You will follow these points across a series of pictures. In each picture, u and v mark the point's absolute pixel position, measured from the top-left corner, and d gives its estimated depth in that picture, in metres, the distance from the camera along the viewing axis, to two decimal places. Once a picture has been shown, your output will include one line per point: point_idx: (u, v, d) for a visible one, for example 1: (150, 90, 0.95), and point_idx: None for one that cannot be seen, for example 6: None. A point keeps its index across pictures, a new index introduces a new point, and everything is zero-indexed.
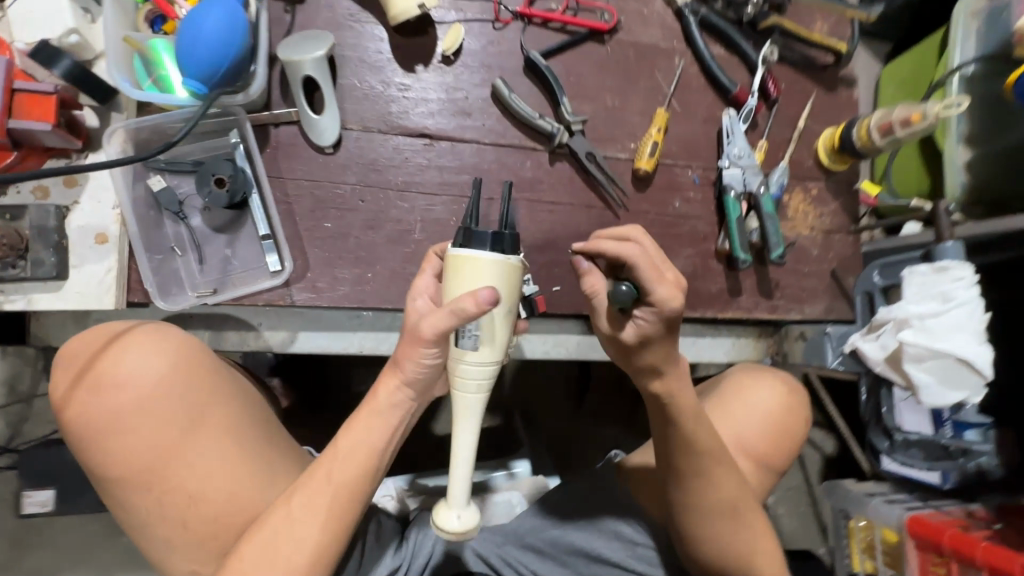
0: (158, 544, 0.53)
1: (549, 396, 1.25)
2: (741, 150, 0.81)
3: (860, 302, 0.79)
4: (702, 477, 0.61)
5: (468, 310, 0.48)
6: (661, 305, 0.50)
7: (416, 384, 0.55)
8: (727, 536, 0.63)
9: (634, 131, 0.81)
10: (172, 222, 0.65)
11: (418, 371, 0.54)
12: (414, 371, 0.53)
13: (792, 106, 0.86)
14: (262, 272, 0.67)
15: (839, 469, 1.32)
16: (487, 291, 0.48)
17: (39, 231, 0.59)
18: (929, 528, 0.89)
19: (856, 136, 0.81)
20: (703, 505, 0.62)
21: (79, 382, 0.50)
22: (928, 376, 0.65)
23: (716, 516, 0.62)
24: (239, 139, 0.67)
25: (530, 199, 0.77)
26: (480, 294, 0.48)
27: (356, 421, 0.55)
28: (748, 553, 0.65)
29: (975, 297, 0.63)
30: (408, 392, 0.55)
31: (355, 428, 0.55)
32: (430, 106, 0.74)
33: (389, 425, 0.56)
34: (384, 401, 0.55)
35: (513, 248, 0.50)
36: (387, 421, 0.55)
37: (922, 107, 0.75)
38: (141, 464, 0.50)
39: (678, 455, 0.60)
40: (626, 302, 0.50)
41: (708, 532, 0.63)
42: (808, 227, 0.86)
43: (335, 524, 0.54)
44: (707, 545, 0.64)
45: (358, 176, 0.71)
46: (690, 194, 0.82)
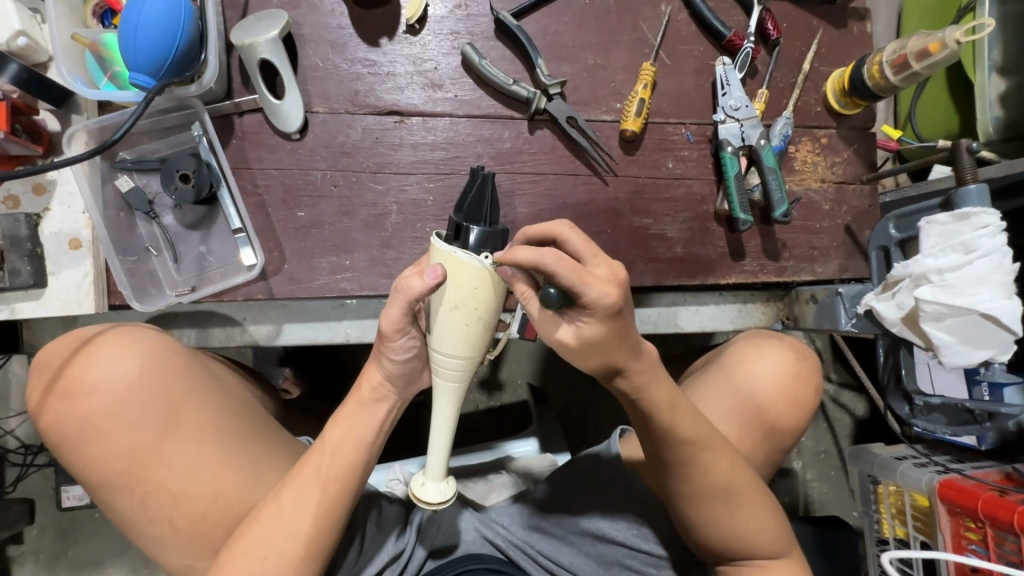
0: (152, 543, 0.53)
1: (561, 373, 1.22)
2: (737, 100, 0.74)
3: (875, 258, 0.72)
4: (701, 454, 0.57)
5: (414, 290, 0.47)
6: (598, 309, 0.45)
7: (397, 377, 0.54)
8: (730, 512, 0.60)
9: (619, 90, 0.75)
10: (144, 223, 0.64)
11: (398, 368, 0.53)
12: (391, 365, 0.52)
13: (795, 46, 0.79)
14: (238, 266, 0.66)
15: (870, 432, 1.26)
16: (434, 268, 0.47)
17: (12, 240, 0.59)
18: (962, 491, 0.83)
19: (867, 75, 0.73)
20: (703, 482, 0.58)
21: (54, 390, 0.51)
22: (950, 335, 0.59)
23: (718, 493, 0.59)
24: (201, 132, 0.65)
25: (511, 171, 0.72)
26: (426, 274, 0.47)
27: (341, 414, 0.54)
28: (752, 531, 0.61)
29: (999, 246, 0.57)
30: (393, 386, 0.54)
31: (341, 422, 0.54)
32: (398, 81, 0.70)
33: (374, 415, 0.54)
34: (369, 391, 0.54)
35: (476, 246, 0.48)
36: (374, 412, 0.54)
37: (940, 34, 0.68)
38: (121, 466, 0.51)
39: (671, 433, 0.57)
40: (558, 305, 0.46)
41: (711, 511, 0.60)
42: (818, 180, 0.79)
43: (327, 517, 0.52)
44: (710, 523, 0.61)
45: (328, 160, 0.68)
46: (684, 153, 0.76)
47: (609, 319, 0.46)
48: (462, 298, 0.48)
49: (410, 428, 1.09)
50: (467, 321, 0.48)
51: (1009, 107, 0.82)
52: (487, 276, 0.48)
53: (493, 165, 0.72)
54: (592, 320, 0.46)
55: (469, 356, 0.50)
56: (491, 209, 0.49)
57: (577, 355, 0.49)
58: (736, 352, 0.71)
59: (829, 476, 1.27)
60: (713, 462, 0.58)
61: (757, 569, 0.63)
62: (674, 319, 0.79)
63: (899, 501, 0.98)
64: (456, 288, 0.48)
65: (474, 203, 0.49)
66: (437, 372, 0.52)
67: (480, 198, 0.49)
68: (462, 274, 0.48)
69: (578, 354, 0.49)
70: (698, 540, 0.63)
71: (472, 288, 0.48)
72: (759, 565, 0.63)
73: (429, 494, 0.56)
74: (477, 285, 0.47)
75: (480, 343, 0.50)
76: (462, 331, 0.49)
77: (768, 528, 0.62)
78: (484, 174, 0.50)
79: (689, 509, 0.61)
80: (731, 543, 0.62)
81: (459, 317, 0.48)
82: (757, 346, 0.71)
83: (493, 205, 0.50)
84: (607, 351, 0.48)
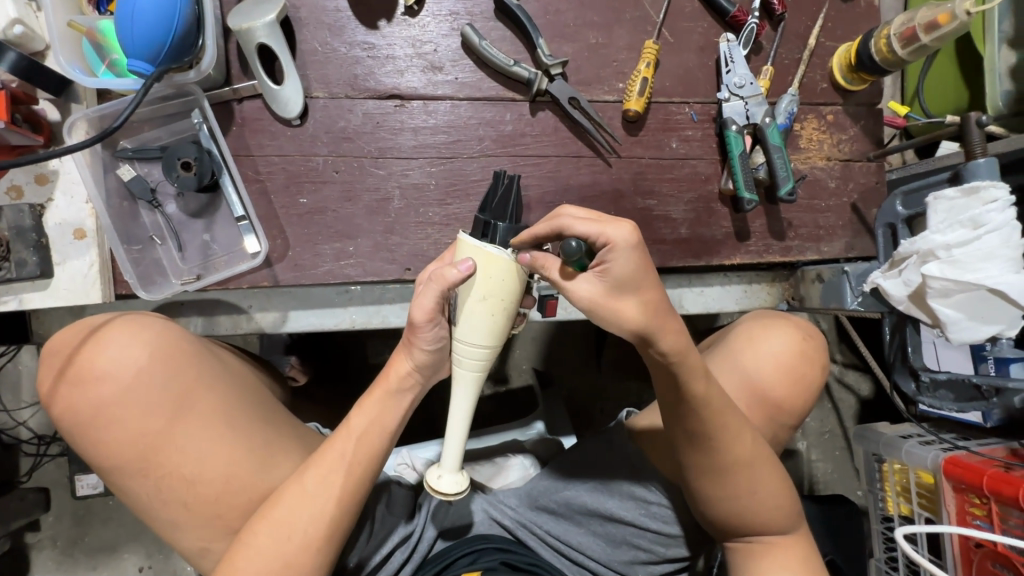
0: (166, 526, 0.54)
1: (565, 356, 1.22)
2: (742, 78, 0.73)
3: (882, 236, 0.72)
4: (709, 432, 0.58)
5: (448, 279, 0.50)
6: (619, 251, 0.47)
7: (428, 364, 0.56)
8: (741, 490, 0.61)
9: (621, 69, 0.74)
10: (147, 212, 0.64)
11: (428, 357, 0.55)
12: (421, 353, 0.55)
13: (801, 21, 0.77)
14: (242, 254, 0.66)
15: (874, 411, 1.27)
16: (467, 262, 0.50)
17: (17, 230, 0.59)
18: (967, 467, 0.84)
19: (874, 50, 0.72)
20: (710, 460, 0.59)
21: (63, 378, 0.51)
22: (956, 312, 0.59)
23: (726, 471, 0.60)
24: (202, 120, 0.65)
25: (513, 154, 0.72)
26: (460, 265, 0.50)
27: (367, 400, 0.56)
28: (769, 506, 0.62)
29: (1010, 221, 0.56)
30: (420, 375, 0.56)
31: (366, 408, 0.55)
32: (397, 64, 0.70)
33: (399, 404, 0.56)
34: (396, 380, 0.56)
35: (502, 241, 0.51)
36: (400, 399, 0.56)
37: (949, 5, 0.67)
38: (134, 451, 0.51)
39: (678, 412, 0.57)
40: (580, 254, 0.48)
41: (718, 488, 0.61)
42: (824, 158, 0.78)
43: (348, 500, 0.53)
44: (720, 502, 0.62)
45: (330, 146, 0.68)
46: (688, 133, 0.75)
47: (634, 263, 0.48)
48: (491, 290, 0.50)
49: (417, 414, 1.10)
50: (494, 310, 0.51)
51: (1019, 80, 0.81)
52: (514, 268, 0.51)
53: (495, 148, 0.71)
54: (618, 258, 0.47)
55: (492, 346, 0.53)
56: (515, 210, 0.52)
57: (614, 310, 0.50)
58: (744, 332, 0.71)
59: (833, 455, 1.28)
60: (721, 441, 0.58)
61: (768, 545, 0.64)
62: (679, 301, 0.79)
63: (904, 479, 0.99)
64: (488, 279, 0.50)
65: (499, 205, 0.53)
66: (458, 363, 0.53)
67: (506, 198, 0.53)
68: (498, 267, 0.50)
69: (614, 308, 0.49)
70: (708, 518, 0.64)
71: (500, 280, 0.50)
72: (769, 541, 0.64)
73: (446, 485, 0.56)
74: (504, 277, 0.50)
75: (501, 333, 0.52)
76: (489, 321, 0.51)
77: (780, 507, 0.62)
78: (511, 178, 0.54)
79: (698, 486, 0.62)
80: (741, 520, 0.62)
81: (486, 307, 0.51)
82: (764, 327, 0.71)
83: (517, 207, 0.53)
84: (640, 289, 0.49)
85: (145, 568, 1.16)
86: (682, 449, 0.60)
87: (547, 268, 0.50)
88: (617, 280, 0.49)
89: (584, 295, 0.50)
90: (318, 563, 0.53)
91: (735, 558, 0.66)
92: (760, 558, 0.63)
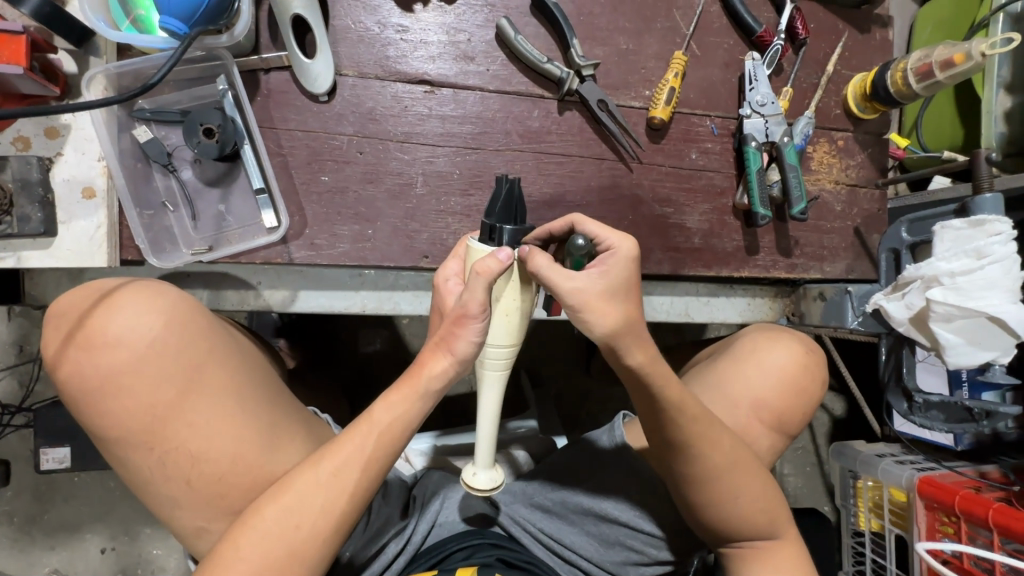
0: (163, 502, 0.52)
1: (558, 357, 1.23)
2: (764, 96, 0.75)
3: (885, 261, 0.75)
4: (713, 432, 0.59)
5: (491, 271, 0.47)
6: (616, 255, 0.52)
7: (466, 360, 0.51)
8: (740, 495, 0.62)
9: (649, 77, 0.75)
10: (161, 175, 0.62)
11: (471, 350, 0.50)
12: (466, 349, 0.50)
13: (821, 48, 0.80)
14: (258, 229, 0.64)
15: (846, 431, 1.32)
16: (506, 251, 0.49)
17: (23, 183, 0.57)
18: (940, 486, 0.87)
19: (890, 82, 0.75)
20: (715, 467, 0.61)
21: (71, 340, 0.49)
22: (957, 336, 0.62)
23: (728, 475, 0.61)
24: (227, 86, 0.63)
25: (537, 150, 0.72)
26: (500, 253, 0.48)
27: (393, 394, 0.52)
28: (763, 512, 0.64)
29: (1010, 254, 0.60)
30: (458, 369, 0.51)
31: (391, 399, 0.52)
32: (430, 50, 0.69)
33: (425, 403, 0.52)
34: (427, 378, 0.51)
35: (511, 243, 0.51)
36: (429, 398, 0.52)
37: (965, 47, 0.70)
38: (139, 423, 0.49)
39: (690, 417, 0.58)
40: (582, 250, 0.52)
41: (719, 496, 0.62)
42: (832, 181, 0.80)
43: (361, 493, 0.51)
44: (719, 508, 0.63)
45: (355, 126, 0.67)
46: (707, 145, 0.77)
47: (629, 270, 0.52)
48: (500, 290, 0.50)
49: None
50: (507, 309, 0.51)
51: (1013, 124, 0.85)
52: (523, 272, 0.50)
53: (520, 143, 0.71)
54: (618, 265, 0.51)
55: (515, 343, 0.52)
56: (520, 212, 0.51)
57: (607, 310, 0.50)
58: (748, 343, 0.73)
59: (807, 472, 1.32)
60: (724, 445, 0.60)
61: (761, 551, 0.65)
62: (685, 310, 0.80)
63: (877, 496, 1.03)
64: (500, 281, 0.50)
65: (503, 210, 0.51)
66: (482, 365, 0.52)
67: (507, 203, 0.51)
68: (513, 270, 0.50)
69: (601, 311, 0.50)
70: (704, 524, 0.65)
71: (511, 282, 0.50)
72: (760, 547, 0.65)
73: (482, 481, 0.56)
74: (518, 280, 0.50)
75: (521, 329, 0.52)
76: (503, 319, 0.51)
77: (775, 514, 0.65)
78: (509, 178, 0.51)
79: (696, 497, 0.62)
80: (738, 526, 0.64)
81: (498, 310, 0.51)
82: (769, 340, 0.73)
83: (522, 203, 0.51)
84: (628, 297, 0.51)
85: (107, 550, 1.11)
86: (686, 457, 0.60)
87: (537, 265, 0.49)
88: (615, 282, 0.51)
89: (579, 292, 0.49)
90: (324, 555, 0.51)
91: (728, 562, 0.67)
92: (753, 563, 0.65)
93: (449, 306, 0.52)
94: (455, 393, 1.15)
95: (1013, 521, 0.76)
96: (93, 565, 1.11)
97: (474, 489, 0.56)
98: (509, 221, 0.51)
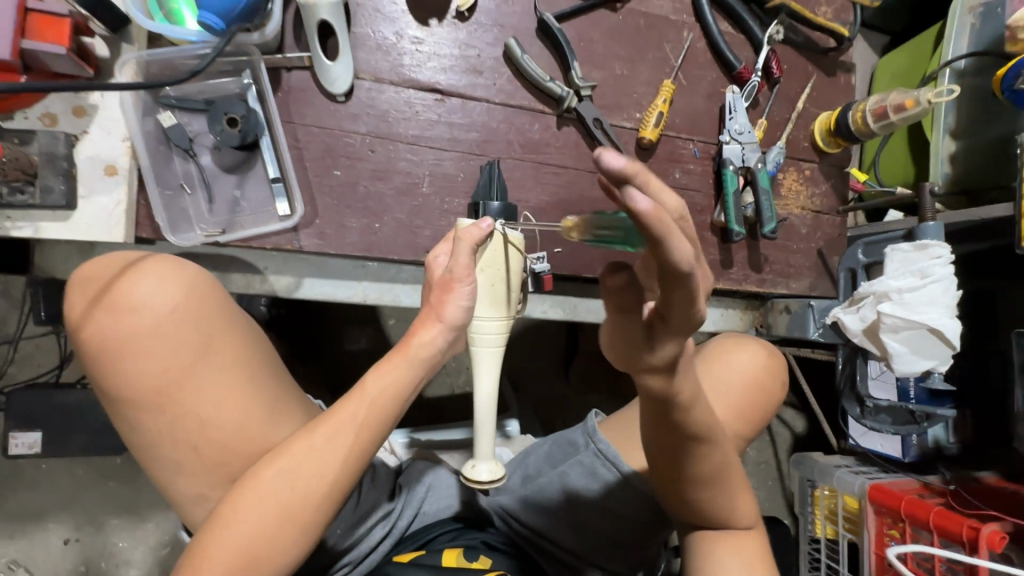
0: (167, 466, 0.54)
1: (538, 363, 1.28)
2: (741, 125, 0.83)
3: (844, 278, 0.86)
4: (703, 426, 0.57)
5: (474, 238, 0.54)
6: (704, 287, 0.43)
7: (456, 326, 0.55)
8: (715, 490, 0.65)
9: (639, 101, 0.82)
10: (181, 159, 0.66)
11: (460, 315, 0.54)
12: (454, 313, 0.54)
13: (792, 86, 0.89)
14: (271, 215, 0.68)
15: (805, 445, 1.40)
16: (487, 221, 0.56)
17: (49, 157, 0.59)
18: (888, 492, 0.95)
19: (851, 120, 0.83)
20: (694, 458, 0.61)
21: (96, 304, 0.52)
22: (901, 346, 0.70)
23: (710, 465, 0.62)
24: (251, 80, 0.68)
25: (536, 160, 0.78)
26: (481, 223, 0.55)
27: (386, 363, 0.56)
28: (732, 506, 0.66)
29: (948, 274, 0.68)
30: (448, 337, 0.55)
31: (384, 368, 0.55)
32: (442, 62, 0.74)
33: (419, 373, 0.56)
34: (418, 348, 0.55)
35: (496, 214, 0.59)
36: (418, 369, 0.55)
37: (916, 93, 0.79)
38: (155, 386, 0.51)
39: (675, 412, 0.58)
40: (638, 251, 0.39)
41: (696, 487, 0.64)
42: (799, 207, 0.88)
43: (355, 459, 0.54)
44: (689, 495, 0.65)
45: (369, 126, 0.71)
46: (689, 166, 0.84)
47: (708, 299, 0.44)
48: (487, 261, 0.57)
49: None
50: (493, 281, 0.57)
51: (956, 166, 0.97)
52: (502, 240, 0.57)
53: (521, 152, 0.77)
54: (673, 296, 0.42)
55: (505, 314, 0.58)
56: (500, 190, 0.61)
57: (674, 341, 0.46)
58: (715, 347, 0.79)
59: (768, 483, 1.38)
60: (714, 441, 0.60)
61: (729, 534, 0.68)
62: None
63: (833, 504, 1.10)
64: (485, 252, 0.57)
65: (484, 190, 0.61)
66: (474, 341, 0.58)
67: (488, 184, 0.61)
68: (492, 239, 0.57)
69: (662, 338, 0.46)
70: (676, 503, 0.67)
71: (500, 252, 0.57)
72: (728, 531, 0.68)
73: (482, 474, 0.58)
74: (500, 250, 0.57)
75: (513, 301, 0.58)
76: (489, 290, 0.57)
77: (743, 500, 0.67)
78: (493, 163, 0.62)
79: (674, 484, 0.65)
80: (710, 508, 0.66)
81: (486, 280, 0.57)
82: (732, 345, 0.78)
83: (500, 184, 0.62)
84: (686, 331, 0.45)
85: (71, 541, 1.09)
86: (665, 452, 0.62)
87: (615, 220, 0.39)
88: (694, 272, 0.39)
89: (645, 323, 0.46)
90: (319, 520, 0.53)
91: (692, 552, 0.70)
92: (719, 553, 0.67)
93: (437, 276, 0.55)
94: (437, 392, 1.18)
95: (950, 523, 0.84)
96: (55, 557, 1.08)
97: (478, 485, 0.57)
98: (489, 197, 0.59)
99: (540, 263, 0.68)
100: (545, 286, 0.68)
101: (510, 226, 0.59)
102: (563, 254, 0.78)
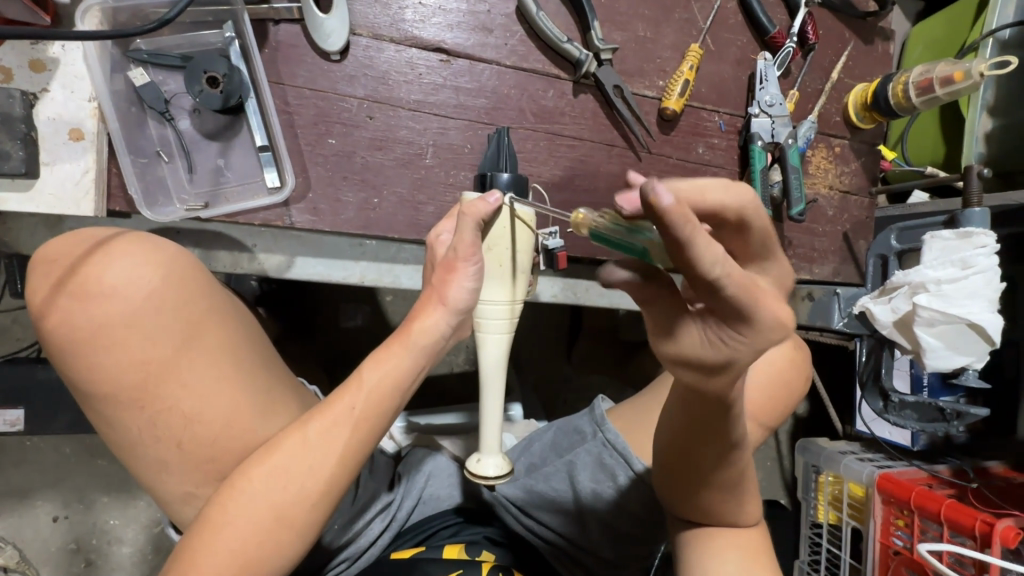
0: (150, 464, 0.50)
1: (539, 343, 1.23)
2: (773, 97, 0.76)
3: (873, 266, 0.81)
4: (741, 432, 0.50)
5: (479, 211, 0.48)
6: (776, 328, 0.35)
7: (461, 310, 0.49)
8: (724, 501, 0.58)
9: (663, 67, 0.75)
10: (156, 123, 0.59)
11: (466, 297, 0.49)
12: (458, 296, 0.48)
13: (827, 55, 0.81)
14: (260, 187, 0.62)
15: (809, 429, 1.38)
16: (495, 195, 0.49)
17: (3, 118, 0.54)
18: (898, 483, 0.91)
19: (891, 93, 0.77)
20: (718, 465, 0.55)
21: (61, 288, 0.46)
22: (937, 340, 0.71)
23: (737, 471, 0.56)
24: (234, 34, 0.60)
25: (549, 131, 0.71)
26: (488, 197, 0.48)
27: (384, 353, 0.50)
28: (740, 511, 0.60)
29: (992, 265, 0.69)
30: (452, 323, 0.50)
31: (381, 357, 0.50)
32: (448, 18, 0.67)
33: (419, 364, 0.50)
34: (418, 335, 0.49)
35: (509, 187, 0.53)
36: (420, 357, 0.50)
37: (965, 66, 0.74)
38: (130, 379, 0.46)
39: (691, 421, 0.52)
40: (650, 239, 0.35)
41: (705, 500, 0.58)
42: (827, 185, 0.82)
43: (354, 454, 0.50)
44: (696, 497, 0.58)
45: (367, 89, 0.64)
46: (714, 140, 0.77)
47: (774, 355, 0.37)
48: (493, 238, 0.50)
49: None
50: (500, 261, 0.50)
51: (991, 145, 0.91)
52: (511, 214, 0.50)
53: (534, 122, 0.70)
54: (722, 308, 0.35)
55: (513, 298, 0.51)
56: (510, 159, 0.55)
57: (705, 344, 0.38)
58: None
59: (769, 465, 1.37)
60: (746, 448, 0.54)
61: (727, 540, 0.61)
62: None
63: (838, 490, 1.08)
64: (491, 227, 0.50)
65: (492, 161, 0.56)
66: (480, 326, 0.51)
67: (497, 154, 0.56)
68: (502, 212, 0.50)
69: (689, 328, 0.38)
70: (687, 507, 0.61)
71: (508, 228, 0.50)
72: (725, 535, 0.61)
73: (488, 469, 0.52)
74: (508, 225, 0.50)
75: (520, 283, 0.52)
76: (496, 272, 0.50)
77: (750, 501, 0.60)
78: (501, 132, 0.57)
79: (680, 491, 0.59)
80: (716, 512, 0.59)
81: (493, 260, 0.50)
82: None
83: (509, 154, 0.56)
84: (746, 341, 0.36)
85: (60, 518, 1.06)
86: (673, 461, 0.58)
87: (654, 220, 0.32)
88: (736, 284, 0.33)
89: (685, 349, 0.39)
90: (312, 520, 0.49)
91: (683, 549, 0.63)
92: (712, 560, 0.60)
93: (440, 256, 0.50)
94: (435, 371, 1.14)
95: (962, 516, 0.81)
96: (43, 534, 1.05)
97: (485, 479, 0.52)
98: (499, 167, 0.54)
99: (552, 239, 0.63)
100: (559, 264, 0.63)
101: (520, 200, 0.52)
102: (576, 234, 0.73)
